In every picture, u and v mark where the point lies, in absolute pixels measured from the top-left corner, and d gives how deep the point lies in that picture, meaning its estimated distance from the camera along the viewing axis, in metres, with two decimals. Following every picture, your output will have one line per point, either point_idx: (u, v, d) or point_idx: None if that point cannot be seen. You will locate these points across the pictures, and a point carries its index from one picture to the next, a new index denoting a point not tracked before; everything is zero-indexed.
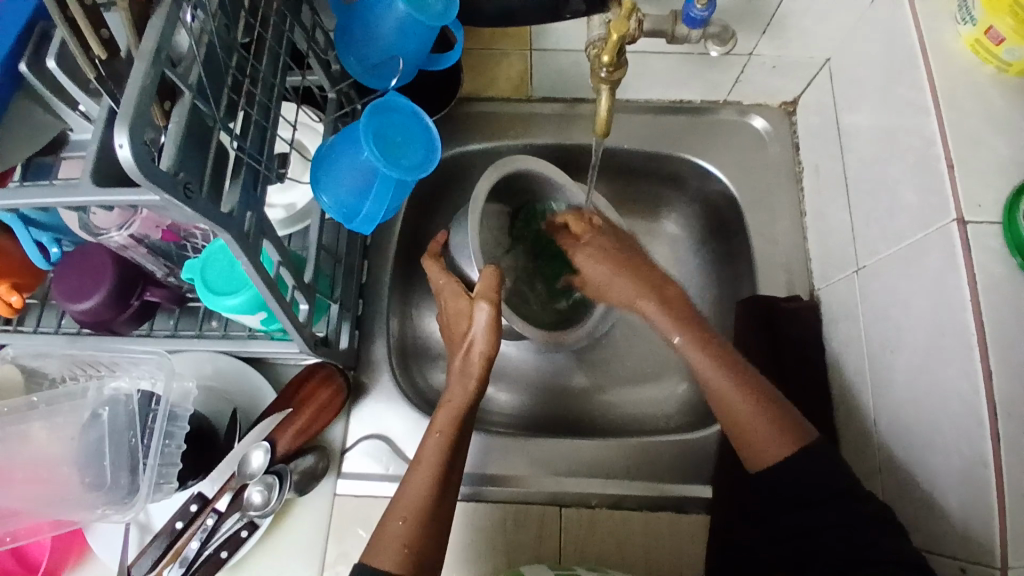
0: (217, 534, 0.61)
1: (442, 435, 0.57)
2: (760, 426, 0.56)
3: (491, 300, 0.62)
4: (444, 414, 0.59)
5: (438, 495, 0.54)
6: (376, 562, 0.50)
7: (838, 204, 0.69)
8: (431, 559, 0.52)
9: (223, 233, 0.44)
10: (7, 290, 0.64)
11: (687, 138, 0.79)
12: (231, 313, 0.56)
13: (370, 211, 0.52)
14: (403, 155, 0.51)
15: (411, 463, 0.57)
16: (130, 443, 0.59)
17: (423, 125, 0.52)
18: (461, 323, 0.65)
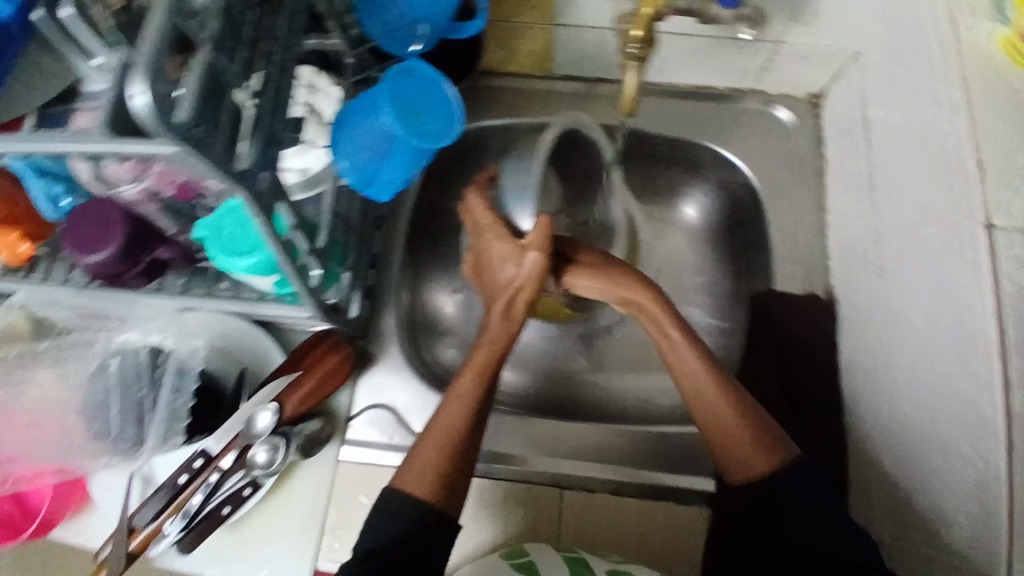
0: (220, 490, 0.62)
1: (478, 373, 0.57)
2: (744, 443, 0.57)
3: (543, 247, 0.58)
4: (482, 353, 0.58)
5: (468, 432, 0.54)
6: (405, 488, 0.52)
7: (860, 201, 0.68)
8: (460, 489, 0.53)
9: (236, 189, 0.43)
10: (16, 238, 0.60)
11: (707, 124, 0.77)
12: (245, 274, 0.56)
13: (388, 179, 0.52)
14: (425, 124, 0.50)
15: (446, 396, 0.56)
16: (136, 396, 0.62)
17: (443, 91, 0.51)
18: (501, 261, 0.62)
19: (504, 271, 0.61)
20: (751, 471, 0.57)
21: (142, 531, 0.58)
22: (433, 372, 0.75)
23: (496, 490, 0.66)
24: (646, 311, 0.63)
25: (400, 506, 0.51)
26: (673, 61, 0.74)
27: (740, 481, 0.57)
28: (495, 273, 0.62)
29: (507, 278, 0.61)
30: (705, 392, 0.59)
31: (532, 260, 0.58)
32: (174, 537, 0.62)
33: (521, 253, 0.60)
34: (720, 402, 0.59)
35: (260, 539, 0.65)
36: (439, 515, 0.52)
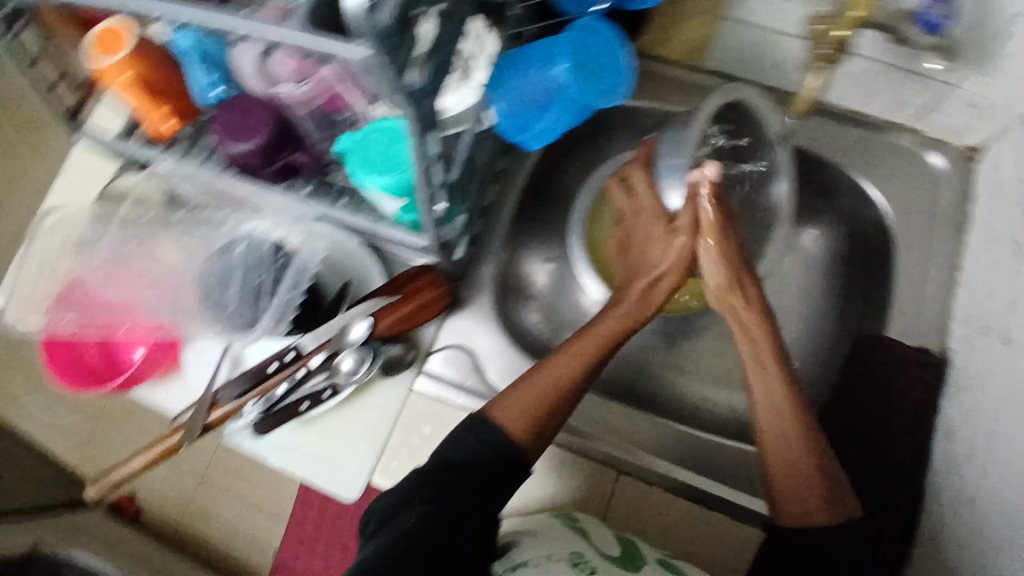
0: (303, 386, 0.66)
1: (598, 341, 0.60)
2: (810, 485, 0.55)
3: (694, 235, 0.64)
4: (608, 324, 0.61)
5: (574, 387, 0.58)
6: (499, 414, 0.55)
7: (1000, 268, 0.62)
8: (548, 433, 0.57)
9: (404, 107, 0.44)
10: (162, 115, 0.63)
11: (855, 154, 0.73)
12: (376, 191, 0.59)
13: (546, 125, 0.59)
14: (600, 79, 0.57)
15: (562, 350, 0.59)
16: (255, 281, 0.63)
17: (614, 51, 0.57)
18: (654, 244, 0.66)
19: (653, 252, 0.66)
20: (809, 517, 0.55)
21: (224, 406, 0.63)
22: (518, 333, 0.76)
23: (555, 457, 0.69)
24: (745, 323, 0.62)
25: (488, 440, 0.54)
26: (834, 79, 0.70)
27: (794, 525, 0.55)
28: (642, 251, 0.67)
29: (653, 257, 0.66)
30: (785, 428, 0.57)
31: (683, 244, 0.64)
32: (252, 419, 0.67)
33: (672, 236, 0.65)
34: (798, 441, 0.57)
35: (327, 442, 0.69)
36: (519, 458, 0.55)
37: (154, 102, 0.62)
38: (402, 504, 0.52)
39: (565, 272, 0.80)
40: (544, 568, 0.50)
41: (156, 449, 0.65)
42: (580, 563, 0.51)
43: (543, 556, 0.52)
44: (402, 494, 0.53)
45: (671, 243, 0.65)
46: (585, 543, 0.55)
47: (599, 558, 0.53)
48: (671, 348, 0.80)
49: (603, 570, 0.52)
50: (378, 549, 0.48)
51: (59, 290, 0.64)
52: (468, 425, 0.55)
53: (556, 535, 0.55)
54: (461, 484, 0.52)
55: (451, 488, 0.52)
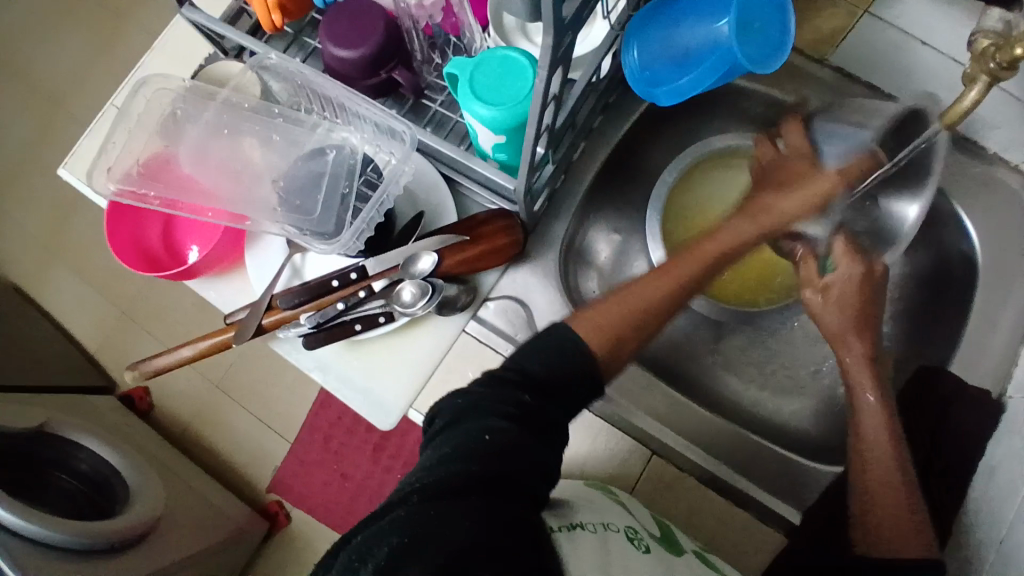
0: (359, 308, 0.65)
1: (700, 260, 0.62)
2: (901, 520, 0.55)
3: (844, 181, 0.66)
4: (714, 245, 0.63)
5: (658, 305, 0.58)
6: (575, 323, 0.55)
7: None
8: (626, 347, 0.56)
9: (545, 36, 0.43)
10: (274, 6, 0.62)
11: (957, 180, 0.70)
12: (475, 122, 0.56)
13: (682, 86, 0.51)
14: (754, 42, 0.48)
15: (653, 271, 0.60)
16: (341, 190, 0.61)
17: (783, 17, 0.48)
18: (792, 179, 0.66)
19: (783, 193, 0.66)
20: (881, 545, 0.54)
21: (282, 312, 0.64)
22: (574, 297, 0.75)
23: (594, 427, 0.71)
24: (852, 369, 0.66)
25: (574, 348, 0.52)
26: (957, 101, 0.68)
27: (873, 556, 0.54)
28: (781, 182, 0.67)
29: (791, 177, 0.67)
30: (884, 480, 0.58)
31: (823, 180, 0.66)
32: (304, 330, 0.66)
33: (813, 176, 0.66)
34: (887, 484, 0.57)
35: (369, 367, 0.68)
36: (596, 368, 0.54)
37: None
38: (481, 414, 0.47)
39: (631, 244, 0.81)
40: (603, 535, 0.50)
41: (201, 344, 0.69)
42: (636, 537, 0.52)
43: (600, 523, 0.52)
44: (476, 404, 0.48)
45: (815, 180, 0.66)
46: (633, 518, 0.56)
47: (649, 537, 0.54)
48: (720, 341, 0.79)
49: (655, 550, 0.52)
50: (440, 466, 0.43)
51: (145, 160, 0.61)
52: (548, 328, 0.54)
53: (610, 507, 0.56)
54: (538, 412, 0.49)
55: (535, 414, 0.49)
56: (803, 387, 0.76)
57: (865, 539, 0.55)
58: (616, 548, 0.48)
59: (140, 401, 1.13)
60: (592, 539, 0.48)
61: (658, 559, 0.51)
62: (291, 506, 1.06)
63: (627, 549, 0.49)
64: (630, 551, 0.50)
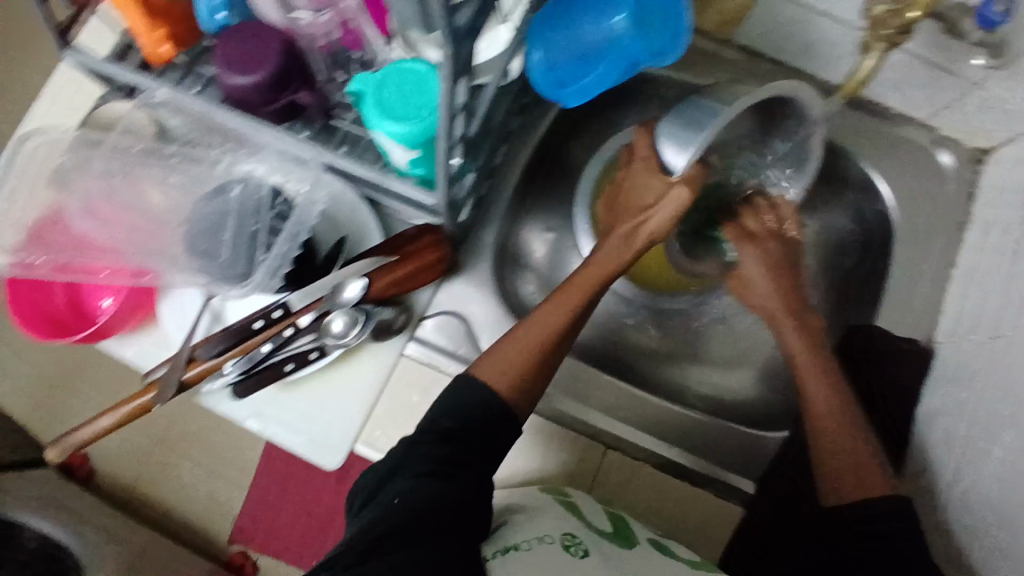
0: (288, 346, 0.62)
1: (582, 293, 0.58)
2: (857, 466, 0.55)
3: (694, 189, 0.57)
4: (593, 273, 0.58)
5: (552, 342, 0.56)
6: (478, 373, 0.54)
7: (996, 269, 0.65)
8: (531, 388, 0.55)
9: (443, 48, 0.41)
10: (160, 38, 0.60)
11: (865, 143, 0.72)
12: (387, 140, 0.54)
13: (591, 84, 0.51)
14: (657, 33, 0.49)
15: (544, 303, 0.58)
16: (250, 228, 0.56)
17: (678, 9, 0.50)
18: (640, 194, 0.60)
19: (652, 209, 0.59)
20: (839, 496, 0.55)
21: (203, 363, 0.60)
22: (514, 302, 0.74)
23: (544, 431, 0.67)
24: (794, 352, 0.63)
25: (482, 399, 0.53)
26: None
27: (835, 502, 0.55)
28: (635, 207, 0.60)
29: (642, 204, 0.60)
30: (832, 410, 0.58)
31: (675, 194, 0.57)
32: (231, 378, 0.62)
33: (666, 186, 0.58)
34: (839, 430, 0.57)
35: (308, 404, 0.65)
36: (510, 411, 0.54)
37: (150, 26, 0.59)
38: (406, 472, 0.50)
39: (564, 242, 0.79)
40: (534, 553, 0.48)
41: (123, 410, 0.64)
42: (572, 544, 0.49)
43: (534, 538, 0.50)
44: (399, 465, 0.51)
45: (666, 194, 0.58)
46: (581, 522, 0.54)
47: (594, 539, 0.51)
48: (664, 326, 0.79)
49: (596, 553, 0.49)
50: (372, 524, 0.47)
51: (32, 223, 0.56)
52: (457, 382, 0.55)
53: (556, 514, 0.54)
54: (466, 456, 0.51)
55: (455, 459, 0.51)
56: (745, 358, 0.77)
57: (828, 489, 0.56)
58: (546, 564, 0.47)
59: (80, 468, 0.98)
60: (526, 562, 0.48)
61: (597, 563, 0.48)
62: (257, 554, 0.98)
63: (557, 562, 0.47)
64: (565, 561, 0.48)
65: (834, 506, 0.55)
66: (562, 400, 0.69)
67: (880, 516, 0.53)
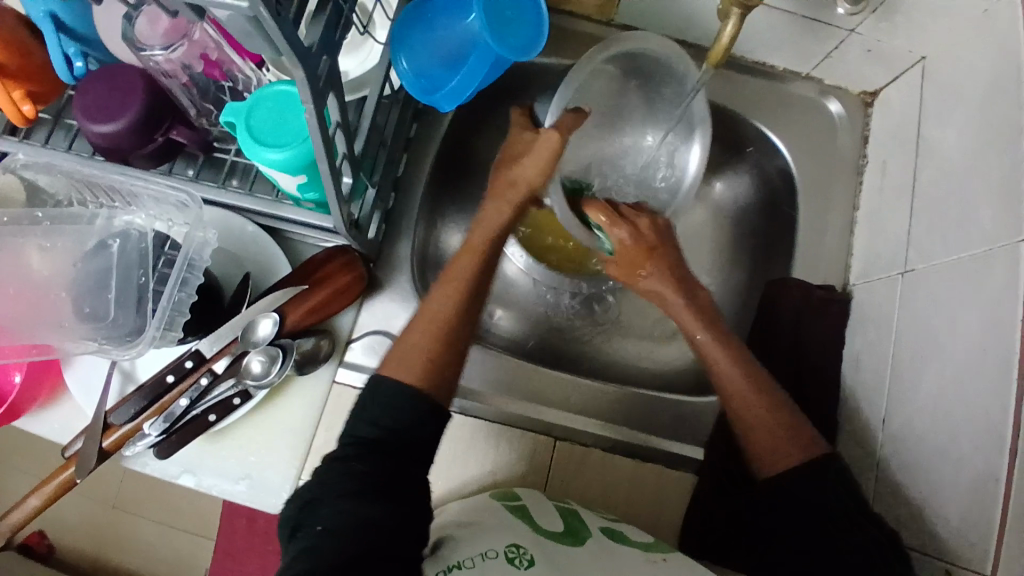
0: (208, 396, 0.59)
1: (472, 255, 0.58)
2: (773, 432, 0.55)
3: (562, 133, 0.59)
4: (479, 234, 0.59)
5: (456, 316, 0.55)
6: (391, 370, 0.52)
7: (898, 207, 0.67)
8: (448, 369, 0.53)
9: (294, 70, 0.39)
10: (21, 96, 0.57)
11: (761, 105, 0.77)
12: (270, 169, 0.51)
13: (455, 89, 0.49)
14: (510, 29, 0.47)
15: (441, 278, 0.57)
16: (138, 281, 0.54)
17: (537, 8, 0.48)
18: (519, 151, 0.61)
19: (524, 158, 0.60)
20: (776, 464, 0.54)
21: (120, 428, 0.56)
22: None
23: (491, 433, 0.67)
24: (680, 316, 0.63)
25: (406, 401, 0.50)
26: (749, 37, 0.72)
27: (771, 474, 0.54)
28: (514, 158, 0.61)
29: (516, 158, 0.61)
30: (740, 393, 0.58)
31: (544, 138, 0.59)
32: (153, 439, 0.59)
33: (537, 138, 0.60)
34: (756, 396, 0.58)
35: (241, 449, 0.63)
36: (426, 398, 0.51)
37: (6, 86, 0.55)
38: (326, 499, 0.46)
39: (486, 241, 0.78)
40: (478, 570, 0.45)
41: (47, 488, 0.58)
42: (517, 555, 0.47)
43: (476, 555, 0.47)
44: (321, 490, 0.47)
45: (536, 142, 0.60)
46: (526, 530, 0.52)
47: (539, 546, 0.49)
48: (596, 310, 0.79)
49: (542, 560, 0.47)
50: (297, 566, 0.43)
51: None
52: (370, 389, 0.51)
53: (498, 528, 0.51)
54: (392, 479, 0.48)
55: (383, 479, 0.47)
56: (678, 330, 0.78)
57: (763, 462, 0.55)
58: None
59: (38, 545, 0.89)
60: None
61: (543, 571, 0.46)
62: None
63: None
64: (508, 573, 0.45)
65: (770, 475, 0.54)
66: (503, 400, 0.68)
67: (821, 469, 0.53)
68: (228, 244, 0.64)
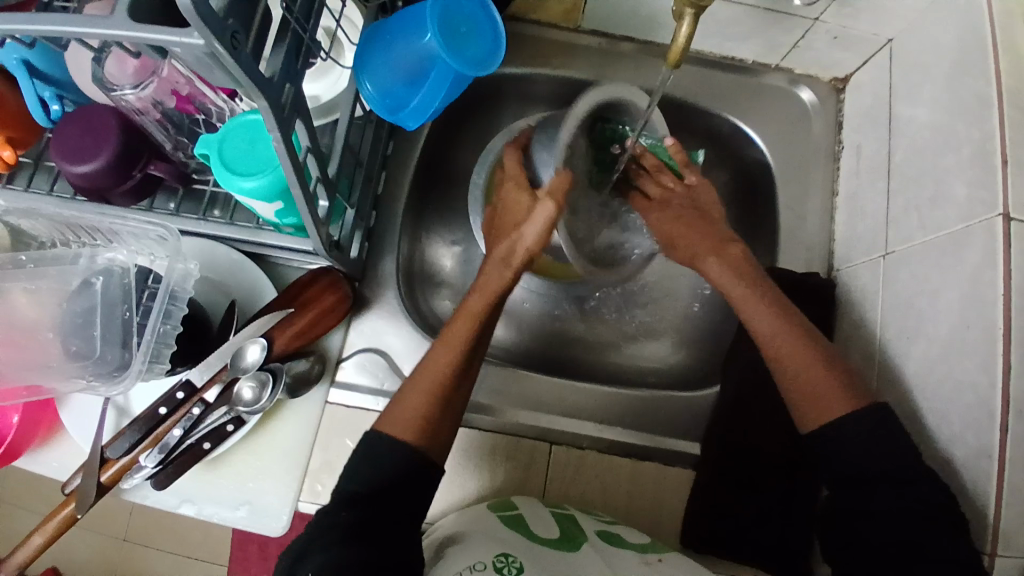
0: (202, 424, 0.59)
1: (470, 321, 0.58)
2: (819, 375, 0.54)
3: (559, 201, 0.60)
4: (478, 299, 0.59)
5: (452, 377, 0.55)
6: (387, 433, 0.52)
7: (875, 189, 0.67)
8: (444, 429, 0.54)
9: (257, 100, 0.40)
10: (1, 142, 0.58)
11: (733, 98, 0.78)
12: (244, 197, 0.52)
13: (419, 105, 0.50)
14: (467, 44, 0.48)
15: (437, 341, 0.58)
16: (121, 316, 0.55)
17: (491, 22, 0.49)
18: (516, 215, 0.63)
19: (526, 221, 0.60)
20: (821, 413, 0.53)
21: (116, 462, 0.56)
22: (431, 323, 0.73)
23: (487, 443, 0.67)
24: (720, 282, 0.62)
25: (391, 460, 0.51)
26: (716, 32, 0.73)
27: (813, 426, 0.53)
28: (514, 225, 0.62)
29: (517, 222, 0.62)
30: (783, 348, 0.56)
31: (541, 208, 0.59)
32: (150, 470, 0.59)
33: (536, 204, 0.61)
34: (801, 347, 0.56)
35: (239, 475, 0.63)
36: (420, 457, 0.52)
37: None
38: (315, 550, 0.46)
39: (471, 251, 0.79)
40: None
41: (50, 524, 0.57)
42: (505, 566, 0.47)
43: (464, 570, 0.47)
44: (311, 539, 0.48)
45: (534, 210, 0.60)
46: (520, 540, 0.52)
47: (530, 557, 0.50)
48: (586, 312, 0.80)
49: (532, 567, 0.48)
50: None
51: None
52: (361, 450, 0.52)
53: (486, 538, 0.52)
54: (373, 520, 0.48)
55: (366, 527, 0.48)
56: (667, 326, 0.79)
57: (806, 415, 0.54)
58: None
59: None
60: None
61: None
62: None
63: None
64: None
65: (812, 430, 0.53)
66: (500, 409, 0.68)
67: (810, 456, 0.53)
68: (213, 272, 0.65)
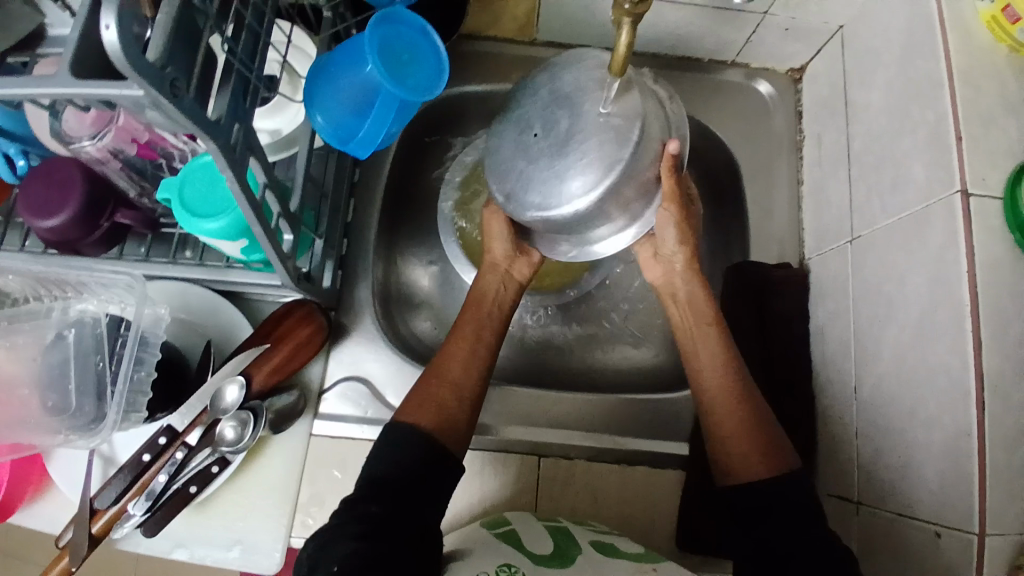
0: (184, 470, 0.58)
1: (484, 323, 0.62)
2: (743, 441, 0.55)
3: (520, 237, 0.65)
4: (495, 312, 0.63)
5: (476, 368, 0.58)
6: (412, 420, 0.54)
7: (838, 175, 0.68)
8: (464, 417, 0.56)
9: (205, 143, 0.40)
10: None
11: (692, 98, 0.78)
12: (210, 238, 0.52)
13: (369, 134, 0.50)
14: (411, 71, 0.48)
15: (451, 337, 0.61)
16: (94, 365, 0.56)
17: (435, 49, 0.49)
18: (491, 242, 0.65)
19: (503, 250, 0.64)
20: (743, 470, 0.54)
21: (105, 512, 0.55)
22: (411, 346, 0.73)
23: (476, 462, 0.67)
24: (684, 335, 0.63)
25: (409, 440, 0.52)
26: (670, 34, 0.74)
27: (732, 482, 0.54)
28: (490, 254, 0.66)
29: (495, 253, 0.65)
30: (732, 398, 0.58)
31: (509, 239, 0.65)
32: (139, 518, 0.58)
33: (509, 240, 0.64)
34: (734, 408, 0.57)
35: (228, 515, 0.63)
36: (439, 443, 0.53)
37: None
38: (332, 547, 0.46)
39: (448, 270, 0.79)
40: None
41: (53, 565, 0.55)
42: None
43: None
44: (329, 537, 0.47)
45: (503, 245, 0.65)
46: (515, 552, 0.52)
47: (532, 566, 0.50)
48: (567, 323, 0.79)
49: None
50: None
51: None
52: (383, 437, 0.53)
53: (491, 553, 0.52)
54: (391, 520, 0.48)
55: (388, 525, 0.47)
56: (648, 328, 0.79)
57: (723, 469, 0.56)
58: None
59: None
60: None
61: None
62: None
63: None
64: None
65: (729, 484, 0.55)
66: (488, 427, 0.68)
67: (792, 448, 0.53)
68: (188, 314, 0.65)
